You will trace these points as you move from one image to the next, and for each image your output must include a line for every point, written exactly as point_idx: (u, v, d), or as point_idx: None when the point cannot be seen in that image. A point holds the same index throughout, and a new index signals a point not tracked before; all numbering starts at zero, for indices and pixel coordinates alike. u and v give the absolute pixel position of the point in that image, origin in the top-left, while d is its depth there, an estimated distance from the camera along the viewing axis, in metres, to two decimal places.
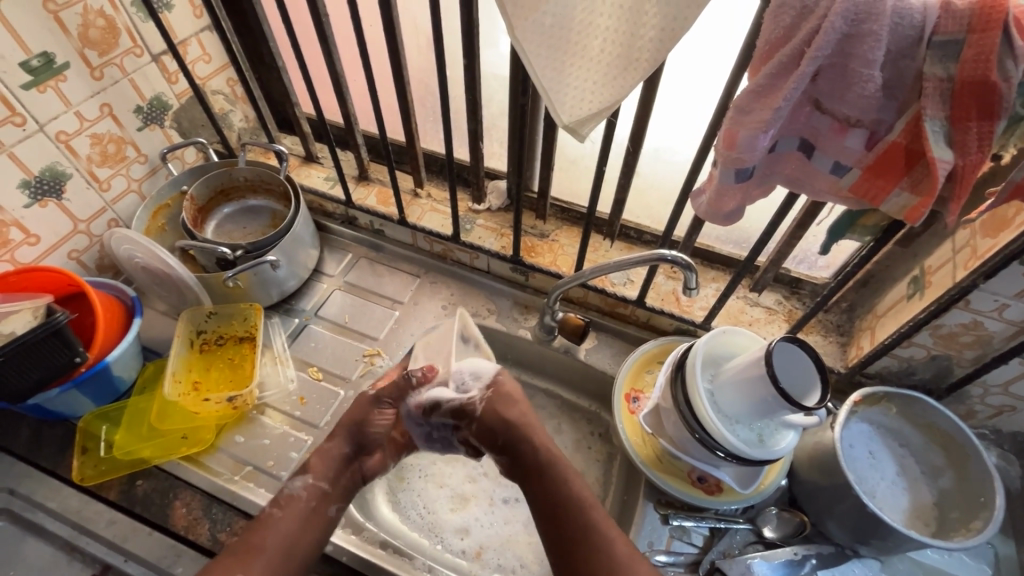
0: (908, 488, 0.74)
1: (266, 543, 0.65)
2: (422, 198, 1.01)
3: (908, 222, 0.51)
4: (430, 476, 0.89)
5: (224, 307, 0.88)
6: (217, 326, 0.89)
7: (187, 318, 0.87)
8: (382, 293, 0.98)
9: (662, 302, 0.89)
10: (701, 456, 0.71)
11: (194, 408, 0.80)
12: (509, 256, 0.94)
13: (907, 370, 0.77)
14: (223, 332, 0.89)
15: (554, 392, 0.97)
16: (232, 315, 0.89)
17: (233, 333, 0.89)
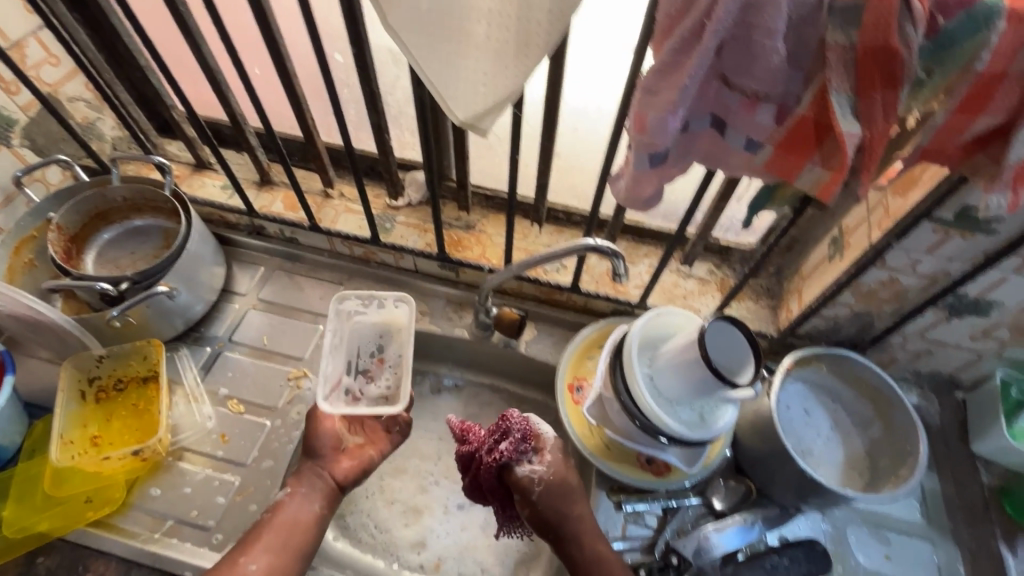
0: (842, 441, 0.77)
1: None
2: (335, 199, 0.93)
3: (821, 200, 0.49)
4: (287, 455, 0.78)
5: (116, 347, 0.78)
6: (112, 370, 0.78)
7: (73, 366, 0.76)
8: (305, 306, 0.91)
9: (597, 285, 0.87)
10: (646, 442, 0.71)
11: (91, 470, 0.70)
12: (436, 254, 0.89)
13: (833, 328, 0.78)
14: (123, 374, 0.79)
15: (498, 386, 0.96)
16: (129, 355, 0.79)
17: (134, 373, 0.79)
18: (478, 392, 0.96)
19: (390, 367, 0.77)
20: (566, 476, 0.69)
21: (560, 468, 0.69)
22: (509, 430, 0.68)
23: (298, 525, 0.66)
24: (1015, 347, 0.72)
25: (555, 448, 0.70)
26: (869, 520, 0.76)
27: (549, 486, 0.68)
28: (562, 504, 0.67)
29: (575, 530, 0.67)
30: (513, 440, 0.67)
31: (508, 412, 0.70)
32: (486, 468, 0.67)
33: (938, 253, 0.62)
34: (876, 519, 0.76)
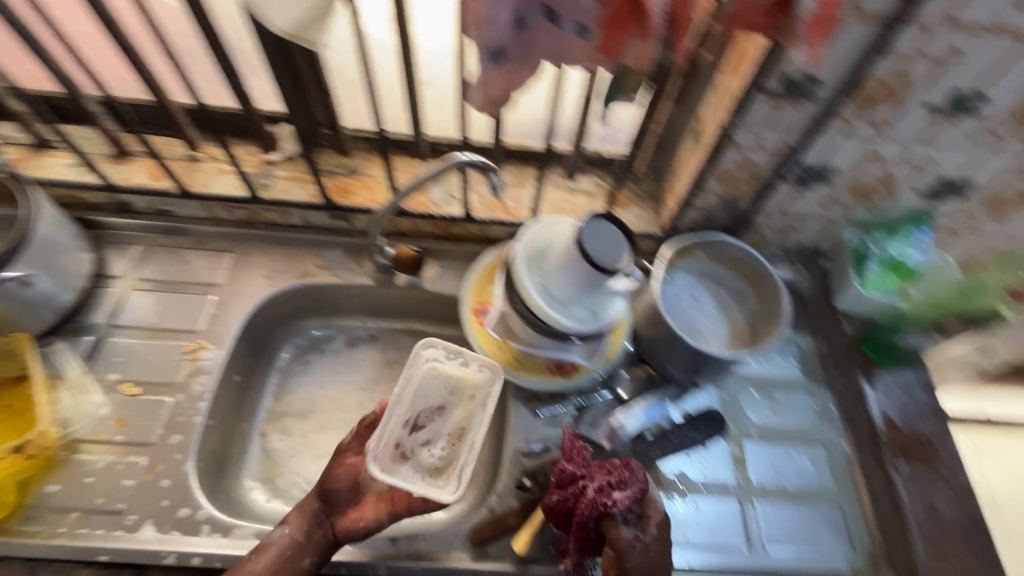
0: (726, 317, 0.84)
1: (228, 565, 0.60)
2: (204, 162, 0.88)
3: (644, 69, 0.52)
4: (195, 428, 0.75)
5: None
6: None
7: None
8: (193, 279, 0.87)
9: (490, 212, 0.88)
10: (550, 346, 0.76)
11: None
12: (323, 204, 0.87)
13: (708, 217, 0.84)
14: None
15: (413, 329, 0.97)
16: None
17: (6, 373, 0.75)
18: (394, 338, 0.96)
19: (446, 435, 0.71)
20: (659, 557, 0.62)
21: (660, 545, 0.62)
22: (627, 482, 0.63)
23: (309, 544, 0.64)
24: (858, 208, 0.81)
25: (661, 526, 0.63)
26: (757, 383, 0.84)
27: (640, 553, 0.61)
28: (654, 572, 0.61)
29: None
30: (631, 492, 0.62)
31: (631, 462, 0.65)
32: (590, 506, 0.62)
33: (777, 125, 0.68)
34: (764, 382, 0.85)
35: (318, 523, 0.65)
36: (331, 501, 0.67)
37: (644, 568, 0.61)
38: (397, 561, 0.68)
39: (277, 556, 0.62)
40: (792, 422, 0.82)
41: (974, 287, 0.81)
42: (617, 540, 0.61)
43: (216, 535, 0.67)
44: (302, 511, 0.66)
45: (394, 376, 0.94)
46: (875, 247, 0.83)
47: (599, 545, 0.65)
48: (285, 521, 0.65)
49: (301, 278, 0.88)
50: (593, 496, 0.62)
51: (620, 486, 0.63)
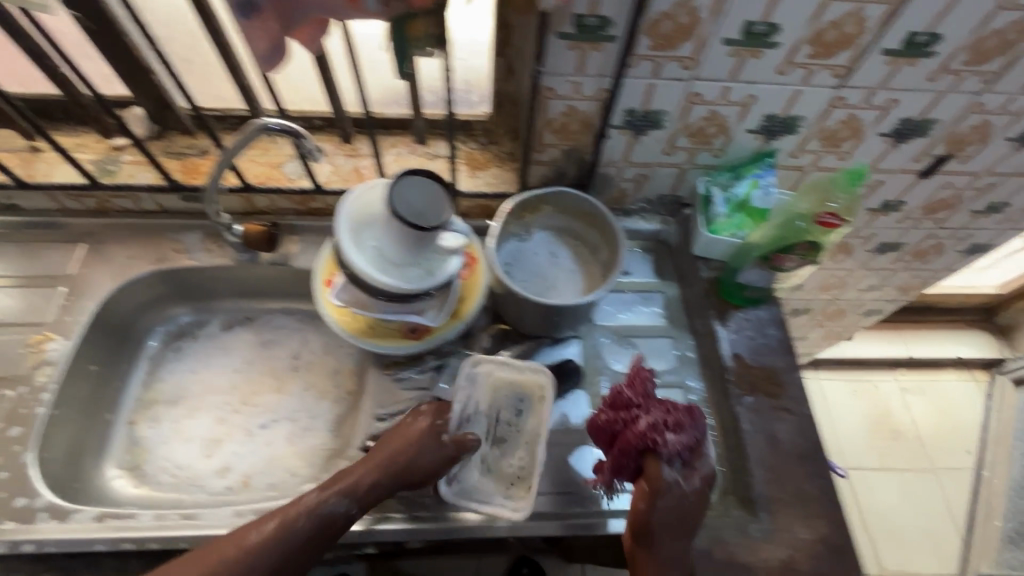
0: (583, 271, 0.84)
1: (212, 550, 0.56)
2: (46, 152, 0.86)
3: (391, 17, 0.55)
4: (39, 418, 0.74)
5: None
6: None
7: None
8: (44, 272, 0.85)
9: (345, 181, 0.87)
10: (392, 308, 0.75)
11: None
12: (168, 185, 0.85)
13: (558, 172, 0.85)
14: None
15: (290, 308, 0.97)
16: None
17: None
18: (270, 318, 0.96)
19: (525, 442, 0.75)
20: (690, 510, 0.62)
21: (697, 492, 0.63)
22: (688, 426, 0.64)
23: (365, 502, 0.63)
24: (700, 152, 0.82)
25: (706, 479, 0.63)
26: (621, 333, 0.86)
27: (680, 498, 0.61)
28: (678, 526, 0.61)
29: (687, 530, 0.61)
30: (684, 437, 0.63)
31: (693, 409, 0.66)
32: (639, 440, 0.62)
33: (587, 71, 0.68)
34: (627, 331, 0.87)
35: (366, 494, 0.63)
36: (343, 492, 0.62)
37: (678, 511, 0.61)
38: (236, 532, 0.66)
39: (301, 531, 0.59)
40: (652, 366, 0.84)
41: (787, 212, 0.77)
42: (687, 475, 0.63)
43: (52, 520, 0.66)
44: (338, 483, 0.63)
45: (270, 356, 0.93)
46: (719, 189, 0.85)
47: (632, 479, 0.65)
48: (295, 503, 0.61)
49: (159, 263, 0.87)
50: (664, 425, 0.63)
51: (689, 411, 0.65)
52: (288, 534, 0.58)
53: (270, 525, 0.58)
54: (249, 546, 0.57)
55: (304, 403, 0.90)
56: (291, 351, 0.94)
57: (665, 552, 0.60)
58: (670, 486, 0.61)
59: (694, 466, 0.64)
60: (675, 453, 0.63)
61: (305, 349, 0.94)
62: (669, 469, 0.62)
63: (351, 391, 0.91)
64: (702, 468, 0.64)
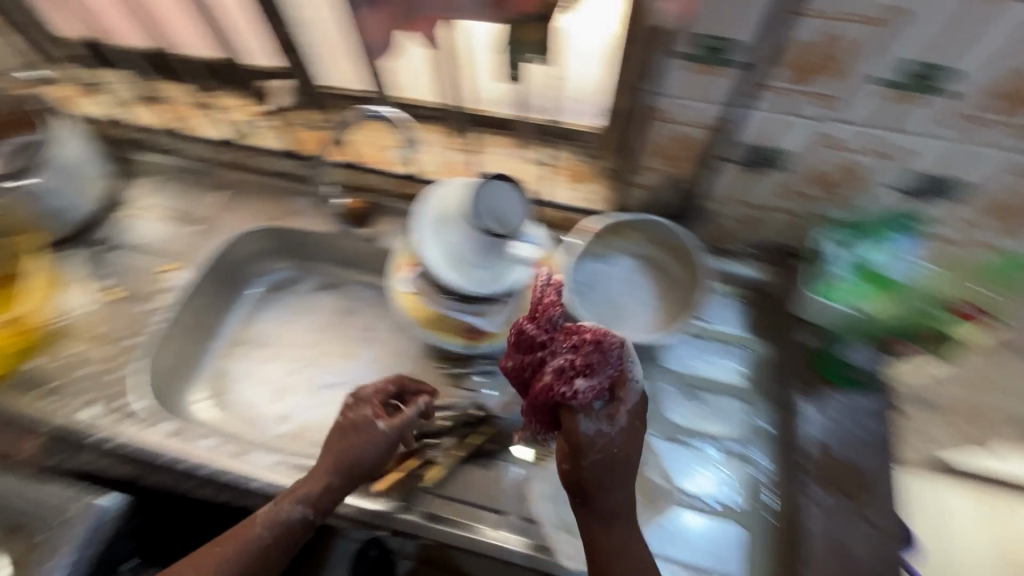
0: (659, 306, 0.78)
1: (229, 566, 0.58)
2: (208, 109, 0.99)
3: None
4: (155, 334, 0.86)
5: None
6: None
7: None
8: (186, 211, 0.99)
9: (443, 174, 0.90)
10: (454, 306, 0.74)
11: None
12: (284, 150, 0.95)
13: (655, 198, 0.80)
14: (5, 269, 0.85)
15: (373, 283, 1.02)
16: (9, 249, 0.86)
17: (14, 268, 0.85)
18: (355, 288, 1.02)
19: None
20: (621, 439, 0.55)
21: (628, 442, 0.55)
22: (595, 365, 0.54)
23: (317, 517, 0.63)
24: (823, 202, 0.72)
25: (633, 413, 0.55)
26: (687, 382, 0.79)
27: (602, 447, 0.54)
28: (585, 491, 0.55)
29: (608, 484, 0.55)
30: (598, 382, 0.54)
31: (606, 341, 0.55)
32: (544, 388, 0.55)
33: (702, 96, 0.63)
34: (694, 381, 0.79)
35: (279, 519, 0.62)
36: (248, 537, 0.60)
37: (604, 469, 0.54)
38: (277, 479, 0.71)
39: (244, 561, 0.59)
40: (712, 426, 0.77)
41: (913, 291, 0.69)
42: (620, 426, 0.55)
43: (142, 423, 0.76)
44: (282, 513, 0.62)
45: (347, 323, 1.00)
46: (833, 245, 0.72)
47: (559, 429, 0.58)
48: (301, 500, 0.62)
49: (273, 221, 0.97)
50: (554, 381, 0.54)
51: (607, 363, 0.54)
52: (235, 563, 0.59)
53: (224, 563, 0.58)
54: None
55: (366, 374, 0.94)
56: (366, 323, 0.99)
57: (602, 509, 0.56)
58: (583, 442, 0.53)
59: (627, 415, 0.55)
60: (577, 404, 0.53)
61: (378, 324, 0.99)
62: (601, 422, 0.54)
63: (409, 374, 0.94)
64: (624, 429, 0.55)
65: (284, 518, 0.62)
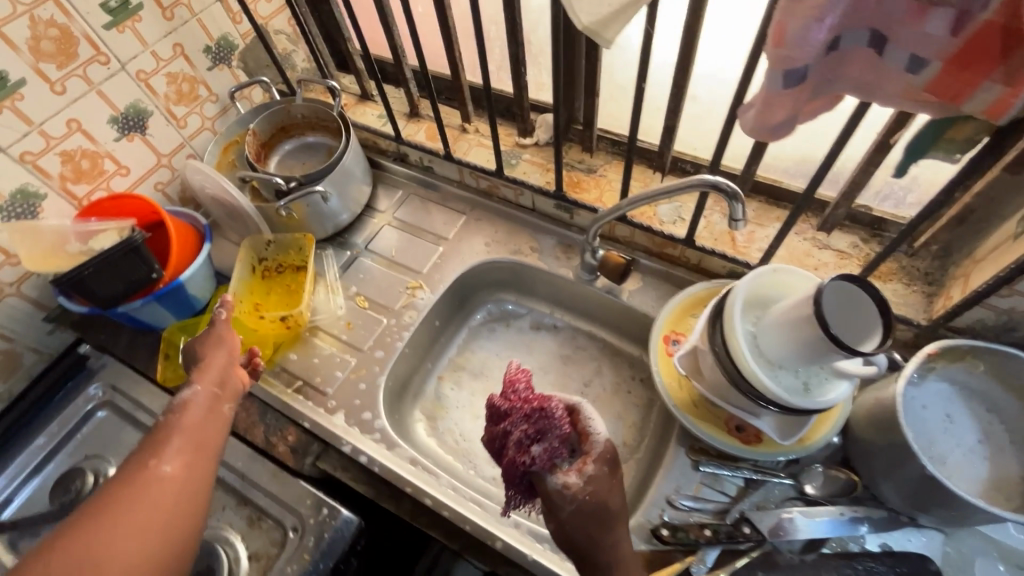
0: (991, 457, 0.64)
1: (166, 456, 0.57)
2: (469, 134, 1.00)
3: (992, 121, 0.43)
4: (396, 350, 0.87)
5: (280, 236, 0.94)
6: (275, 254, 0.95)
7: (250, 246, 0.93)
8: (431, 229, 1.00)
9: (714, 242, 0.82)
10: (741, 405, 0.66)
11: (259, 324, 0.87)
12: (554, 192, 0.91)
13: (1007, 325, 0.65)
14: (285, 261, 0.96)
15: (595, 334, 0.97)
16: (289, 243, 0.95)
17: (292, 260, 0.96)
18: (575, 335, 0.97)
19: None
20: (608, 490, 0.57)
21: (603, 491, 0.56)
22: (545, 430, 0.56)
23: (220, 398, 0.67)
24: None
25: (602, 461, 0.58)
26: (1008, 559, 0.64)
27: (580, 501, 0.55)
28: (592, 521, 0.55)
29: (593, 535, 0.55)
30: (550, 444, 0.56)
31: (549, 405, 0.57)
32: (509, 463, 0.56)
33: None
34: (1018, 560, 0.64)
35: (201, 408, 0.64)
36: (204, 420, 0.63)
37: (583, 523, 0.55)
38: (514, 544, 0.68)
39: (200, 412, 0.64)
40: None
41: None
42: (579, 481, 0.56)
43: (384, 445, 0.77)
44: (200, 428, 0.62)
45: (563, 371, 0.95)
46: None
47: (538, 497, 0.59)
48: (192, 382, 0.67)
49: (513, 255, 0.95)
50: (522, 454, 0.55)
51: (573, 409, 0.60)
52: (182, 421, 0.62)
53: (166, 441, 0.59)
54: (161, 475, 0.55)
55: None
56: (583, 376, 0.94)
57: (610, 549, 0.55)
58: (562, 494, 0.55)
59: (591, 467, 0.57)
60: (546, 463, 0.56)
61: (597, 380, 0.93)
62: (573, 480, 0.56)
63: (628, 445, 0.86)
64: (614, 484, 0.57)
65: (186, 400, 0.64)
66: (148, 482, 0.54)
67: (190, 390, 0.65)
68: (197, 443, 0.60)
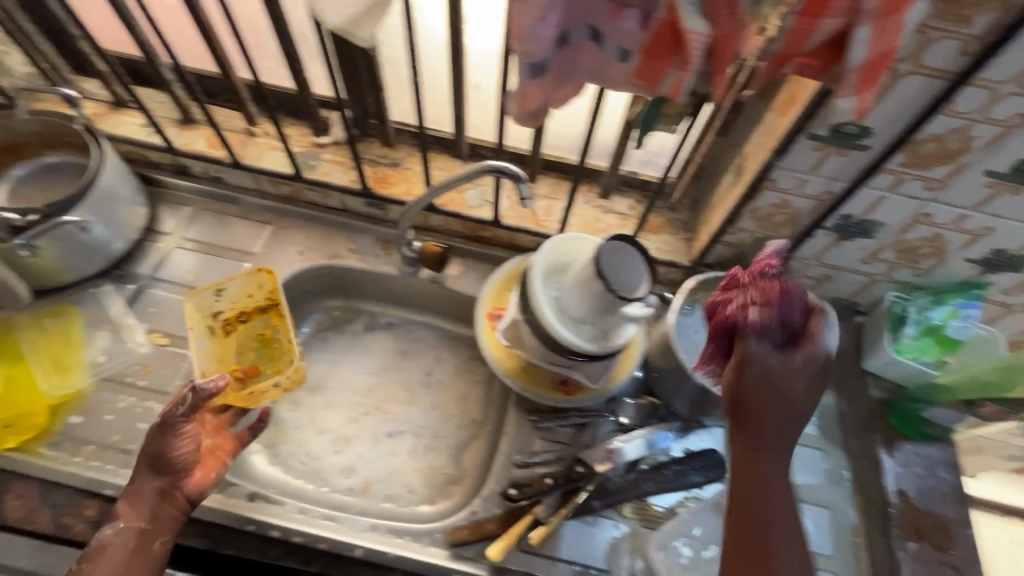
0: None
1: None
2: (258, 137, 0.93)
3: (676, 98, 0.52)
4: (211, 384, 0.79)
5: (233, 280, 0.79)
6: (232, 302, 0.81)
7: (195, 304, 0.79)
8: (232, 245, 0.91)
9: (519, 219, 0.89)
10: (557, 361, 0.74)
11: (229, 351, 0.83)
12: (360, 189, 0.89)
13: (739, 254, 0.82)
14: (242, 307, 0.83)
15: (430, 323, 0.98)
16: (242, 284, 0.80)
17: (254, 304, 0.82)
18: (411, 328, 0.98)
19: None
20: (811, 365, 0.55)
21: (800, 373, 0.55)
22: (780, 303, 0.54)
23: (152, 528, 0.62)
24: (901, 268, 0.77)
25: (815, 359, 0.55)
26: None
27: (775, 369, 0.55)
28: (757, 418, 0.55)
29: (773, 418, 0.55)
30: (774, 311, 0.54)
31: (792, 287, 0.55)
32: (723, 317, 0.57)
33: (821, 171, 0.66)
34: None
35: (144, 501, 0.62)
36: (143, 498, 0.62)
37: (757, 378, 0.55)
38: (373, 547, 0.68)
39: (119, 556, 0.60)
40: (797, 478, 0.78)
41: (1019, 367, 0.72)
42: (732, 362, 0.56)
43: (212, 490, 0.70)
44: (139, 499, 0.62)
45: (404, 366, 0.95)
46: (914, 310, 0.79)
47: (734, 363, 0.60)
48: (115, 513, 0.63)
49: (330, 259, 0.92)
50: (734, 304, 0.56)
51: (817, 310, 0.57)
52: (110, 555, 0.60)
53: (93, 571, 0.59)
54: None
55: (430, 421, 0.91)
56: (425, 366, 0.95)
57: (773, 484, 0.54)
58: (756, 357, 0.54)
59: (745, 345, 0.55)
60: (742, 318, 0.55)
61: (438, 367, 0.95)
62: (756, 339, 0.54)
63: (476, 421, 0.91)
64: (781, 375, 0.54)
65: (103, 542, 0.61)
66: (100, 552, 0.60)
67: (111, 530, 0.61)
68: (135, 561, 0.60)
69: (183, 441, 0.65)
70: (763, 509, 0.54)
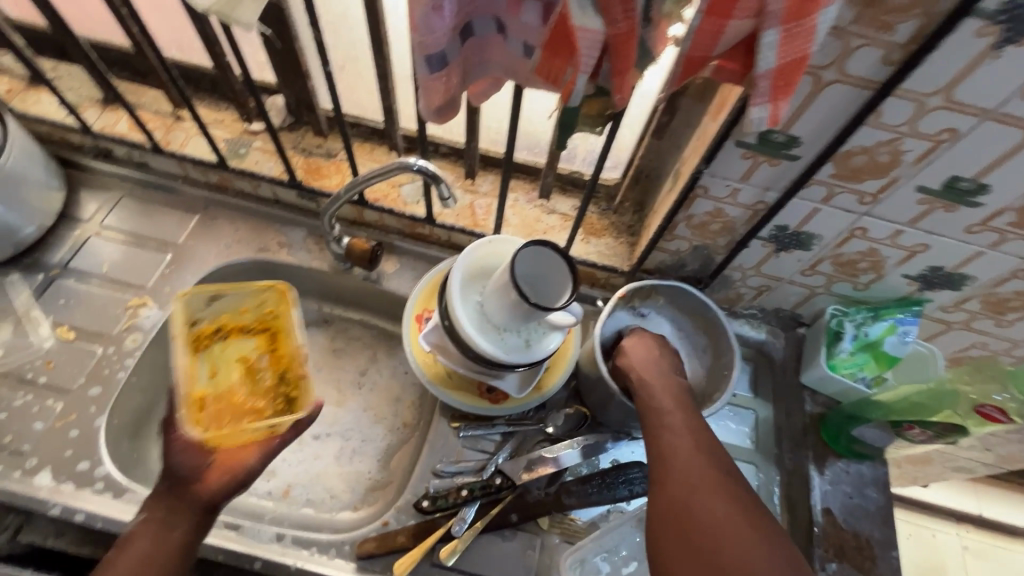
0: None
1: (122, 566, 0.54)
2: (186, 121, 0.88)
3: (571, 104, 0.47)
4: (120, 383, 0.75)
5: (236, 290, 0.67)
6: (223, 312, 0.68)
7: (182, 306, 0.65)
8: (153, 234, 0.86)
9: (456, 218, 0.85)
10: (479, 369, 0.71)
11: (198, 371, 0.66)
12: (289, 180, 0.85)
13: (678, 262, 0.80)
14: (226, 320, 0.69)
15: (367, 321, 0.95)
16: (244, 297, 0.68)
17: (238, 322, 0.69)
18: (346, 327, 0.94)
19: None
20: (650, 350, 0.71)
21: (645, 353, 0.70)
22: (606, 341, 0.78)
23: (177, 518, 0.57)
24: (841, 281, 0.75)
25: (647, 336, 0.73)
26: None
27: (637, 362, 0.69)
28: (646, 406, 0.65)
29: (651, 408, 0.64)
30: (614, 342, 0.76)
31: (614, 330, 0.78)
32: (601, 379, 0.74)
33: (753, 181, 0.63)
34: None
35: (174, 497, 0.58)
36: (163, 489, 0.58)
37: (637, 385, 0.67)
38: (275, 559, 0.66)
39: (142, 547, 0.55)
40: None
41: (945, 391, 0.69)
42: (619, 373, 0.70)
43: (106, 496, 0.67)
44: (161, 516, 0.57)
45: (337, 366, 0.92)
46: (851, 325, 0.76)
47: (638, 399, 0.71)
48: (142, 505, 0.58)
49: (259, 253, 0.87)
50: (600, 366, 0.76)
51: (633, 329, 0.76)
52: (128, 554, 0.54)
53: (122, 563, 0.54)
54: None
55: (360, 424, 0.87)
56: (358, 366, 0.92)
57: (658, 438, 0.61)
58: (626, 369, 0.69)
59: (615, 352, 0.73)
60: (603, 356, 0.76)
61: (373, 367, 0.92)
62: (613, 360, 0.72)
63: (408, 425, 0.88)
64: (629, 347, 0.71)
65: (131, 533, 0.56)
66: (121, 547, 0.55)
67: (134, 523, 0.56)
68: (158, 558, 0.54)
69: (181, 448, 0.60)
70: (672, 443, 0.60)
